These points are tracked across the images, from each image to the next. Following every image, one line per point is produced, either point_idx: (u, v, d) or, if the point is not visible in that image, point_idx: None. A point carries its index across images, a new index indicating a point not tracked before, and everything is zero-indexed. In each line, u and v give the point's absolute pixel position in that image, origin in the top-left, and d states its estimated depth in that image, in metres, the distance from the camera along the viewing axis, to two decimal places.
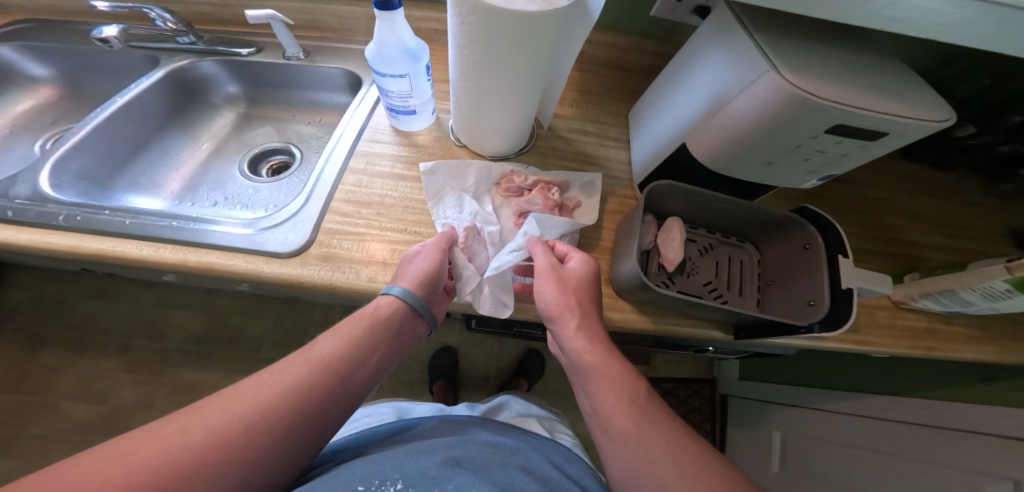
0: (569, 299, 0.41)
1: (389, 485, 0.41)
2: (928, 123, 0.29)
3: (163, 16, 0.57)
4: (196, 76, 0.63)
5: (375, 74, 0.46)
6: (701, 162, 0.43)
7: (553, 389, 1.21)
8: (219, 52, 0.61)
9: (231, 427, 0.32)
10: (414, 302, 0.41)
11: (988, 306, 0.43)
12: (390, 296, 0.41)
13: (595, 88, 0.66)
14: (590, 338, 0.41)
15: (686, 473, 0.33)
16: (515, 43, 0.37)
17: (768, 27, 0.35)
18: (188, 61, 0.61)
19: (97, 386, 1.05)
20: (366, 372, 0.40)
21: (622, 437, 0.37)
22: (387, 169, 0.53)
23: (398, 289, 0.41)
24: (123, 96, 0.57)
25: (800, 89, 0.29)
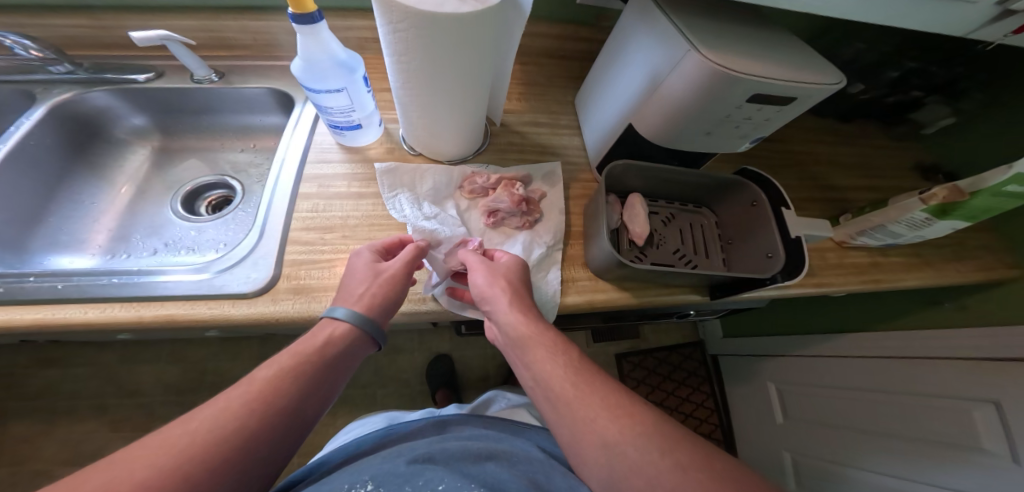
0: (497, 281, 0.41)
1: (358, 487, 0.38)
2: (832, 86, 0.32)
3: (23, 43, 0.49)
4: (89, 110, 0.57)
5: (309, 91, 0.43)
6: (646, 139, 0.44)
7: None
8: (110, 80, 0.55)
9: (165, 477, 0.26)
10: (367, 327, 0.38)
11: (916, 234, 0.48)
12: (338, 319, 0.38)
13: (538, 79, 0.67)
14: (523, 310, 0.39)
15: (627, 431, 0.31)
16: (448, 46, 0.37)
17: (685, 9, 0.37)
18: (73, 95, 0.55)
19: (69, 464, 0.96)
20: (316, 398, 0.36)
21: (566, 406, 0.34)
22: (344, 188, 0.51)
23: (346, 310, 0.38)
24: (6, 143, 0.50)
25: (718, 65, 0.31)
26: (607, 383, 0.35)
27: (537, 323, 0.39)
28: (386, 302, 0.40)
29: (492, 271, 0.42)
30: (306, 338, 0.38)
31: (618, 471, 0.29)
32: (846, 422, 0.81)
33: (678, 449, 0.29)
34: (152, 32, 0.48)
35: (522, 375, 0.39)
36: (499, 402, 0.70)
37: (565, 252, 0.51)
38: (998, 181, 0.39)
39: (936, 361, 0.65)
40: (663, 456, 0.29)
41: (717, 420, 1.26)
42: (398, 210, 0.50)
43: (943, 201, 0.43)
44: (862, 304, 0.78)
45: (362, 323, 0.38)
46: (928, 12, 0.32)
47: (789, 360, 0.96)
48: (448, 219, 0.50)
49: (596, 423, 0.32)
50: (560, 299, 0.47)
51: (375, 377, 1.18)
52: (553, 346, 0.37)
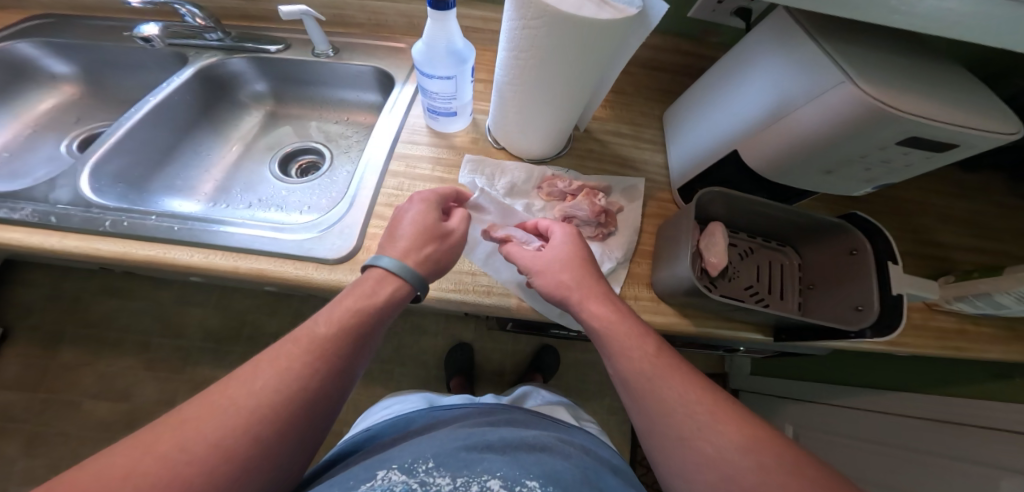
0: (562, 276, 0.40)
1: (420, 464, 0.40)
2: (1006, 136, 0.29)
3: (193, 12, 0.53)
4: (225, 73, 0.61)
5: (420, 75, 0.44)
6: (755, 169, 0.43)
7: (564, 383, 1.26)
8: (248, 49, 0.59)
9: (235, 438, 0.28)
10: (413, 279, 0.38)
11: (1021, 307, 0.45)
12: (390, 269, 0.38)
13: (626, 89, 0.67)
14: (596, 299, 0.39)
15: (706, 433, 0.31)
16: (578, 46, 0.36)
17: (834, 34, 0.35)
18: (217, 60, 0.59)
19: (124, 381, 1.05)
20: (360, 359, 0.36)
21: (653, 405, 0.34)
22: (427, 171, 0.52)
23: (400, 265, 0.38)
24: (158, 96, 0.55)
25: (876, 100, 0.29)
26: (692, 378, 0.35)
27: (627, 318, 0.38)
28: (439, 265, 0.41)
29: (572, 263, 0.41)
30: (353, 291, 0.37)
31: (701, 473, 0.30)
32: (875, 483, 0.77)
33: (765, 451, 0.29)
34: (294, 6, 0.51)
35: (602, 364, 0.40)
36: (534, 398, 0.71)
37: (631, 269, 0.51)
38: None
39: (987, 431, 0.61)
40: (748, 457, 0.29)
41: None
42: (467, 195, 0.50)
43: None
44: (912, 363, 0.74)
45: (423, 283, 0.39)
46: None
47: (823, 408, 0.92)
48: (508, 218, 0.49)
49: (676, 423, 0.33)
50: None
51: (398, 353, 1.23)
52: (626, 335, 0.37)
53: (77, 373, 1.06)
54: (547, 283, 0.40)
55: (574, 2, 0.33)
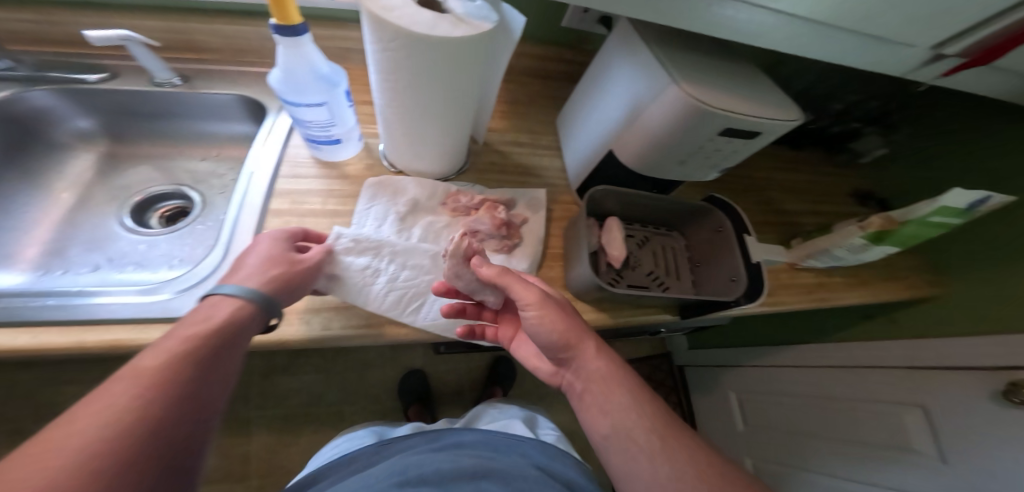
0: (578, 326, 0.40)
1: None
2: (790, 122, 0.36)
3: None
4: (27, 111, 0.53)
5: (286, 104, 0.41)
6: (627, 165, 0.46)
7: (523, 392, 1.24)
8: (54, 79, 0.51)
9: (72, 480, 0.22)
10: (255, 299, 0.34)
11: (856, 257, 0.54)
12: (232, 294, 0.34)
13: (521, 99, 0.69)
14: (606, 355, 0.41)
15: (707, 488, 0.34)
16: (444, 70, 0.36)
17: (666, 42, 0.40)
18: (10, 95, 0.50)
19: None
20: (222, 383, 0.32)
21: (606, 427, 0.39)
22: (316, 205, 0.47)
23: (244, 287, 0.35)
24: None
25: (696, 99, 0.34)
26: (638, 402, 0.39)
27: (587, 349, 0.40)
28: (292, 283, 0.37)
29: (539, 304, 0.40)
30: (186, 323, 0.32)
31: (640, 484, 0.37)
32: (800, 428, 0.87)
33: None
34: (110, 32, 0.45)
35: (599, 421, 0.40)
36: (490, 416, 0.72)
37: (543, 274, 0.51)
38: (923, 213, 0.44)
39: (877, 370, 0.72)
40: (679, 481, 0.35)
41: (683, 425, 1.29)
42: (358, 224, 0.47)
43: (878, 229, 0.48)
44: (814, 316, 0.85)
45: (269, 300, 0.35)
46: (872, 49, 0.38)
47: (749, 369, 1.02)
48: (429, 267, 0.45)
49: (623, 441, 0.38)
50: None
51: (344, 395, 1.10)
52: (631, 393, 0.40)
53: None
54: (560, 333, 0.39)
55: (426, 22, 0.32)
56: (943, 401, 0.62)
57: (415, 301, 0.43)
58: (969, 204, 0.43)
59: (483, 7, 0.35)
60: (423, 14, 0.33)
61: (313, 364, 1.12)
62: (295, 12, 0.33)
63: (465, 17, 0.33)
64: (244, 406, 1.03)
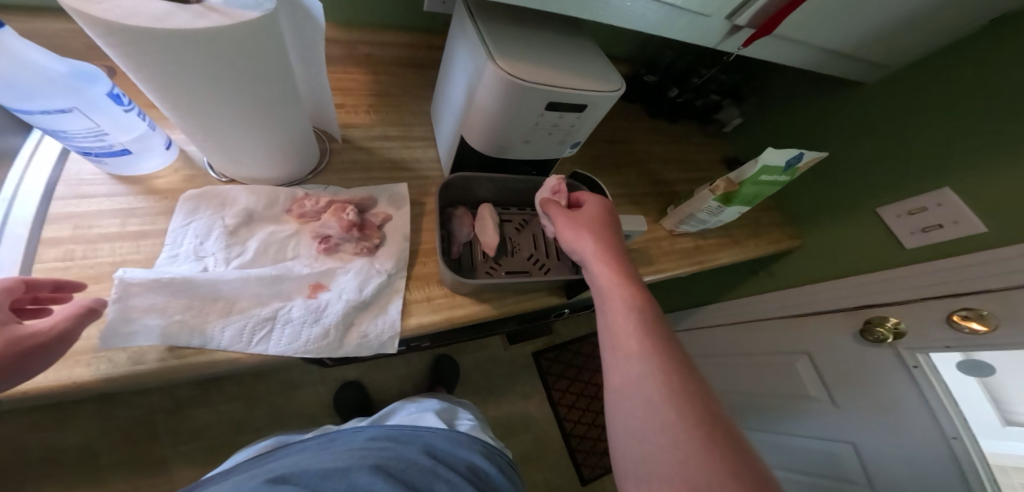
0: (591, 240, 0.39)
1: None
2: (612, 92, 0.36)
3: None
4: None
5: (20, 112, 0.33)
6: (482, 152, 0.45)
7: (471, 387, 1.16)
8: None
9: None
10: None
11: (717, 219, 0.57)
12: None
13: (391, 89, 0.65)
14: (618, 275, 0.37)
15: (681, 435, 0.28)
16: (212, 66, 0.30)
17: (491, 18, 0.39)
18: None
19: None
20: None
21: (629, 386, 0.32)
22: (114, 227, 0.40)
23: None
24: None
25: (509, 74, 0.33)
26: (686, 372, 0.32)
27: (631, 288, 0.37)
28: (8, 370, 0.27)
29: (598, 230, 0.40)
30: None
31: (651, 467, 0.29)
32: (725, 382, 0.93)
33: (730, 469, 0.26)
34: None
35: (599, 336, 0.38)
36: (403, 412, 0.64)
37: (413, 272, 0.48)
38: (751, 173, 0.47)
39: (769, 321, 0.81)
40: (704, 466, 0.26)
41: None
42: (175, 241, 0.40)
43: (725, 191, 0.50)
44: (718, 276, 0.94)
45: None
46: (679, 21, 0.40)
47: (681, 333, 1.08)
48: (275, 292, 0.40)
49: (641, 407, 0.31)
50: (398, 330, 0.43)
51: (272, 418, 0.91)
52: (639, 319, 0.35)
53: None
54: (574, 246, 0.40)
55: (152, 15, 0.26)
56: (822, 346, 0.70)
57: (260, 331, 0.37)
58: (788, 162, 0.47)
59: None
60: (155, 4, 0.27)
61: (229, 387, 0.90)
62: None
63: (220, 7, 0.28)
64: None
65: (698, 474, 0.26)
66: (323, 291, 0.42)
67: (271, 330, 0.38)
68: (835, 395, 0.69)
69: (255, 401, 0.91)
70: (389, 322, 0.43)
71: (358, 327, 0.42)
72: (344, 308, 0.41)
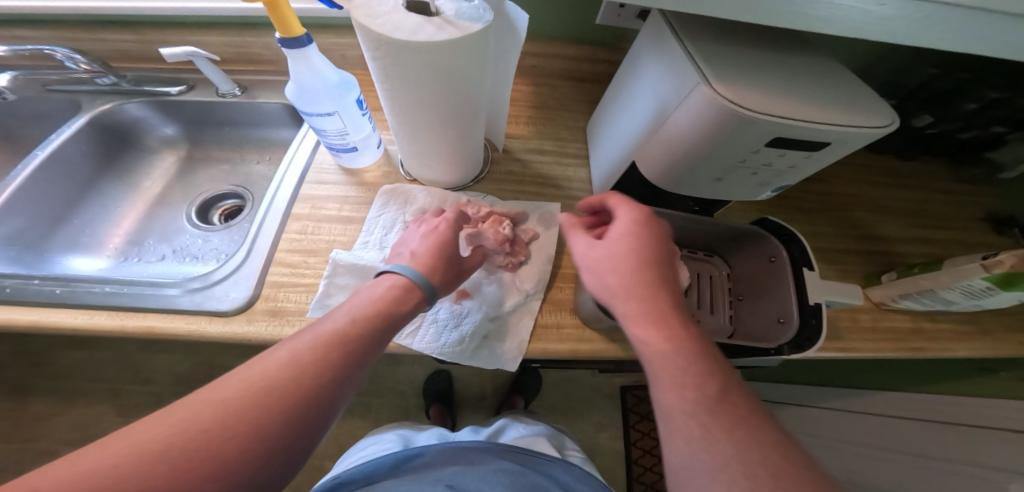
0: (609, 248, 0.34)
1: None
2: (872, 130, 0.27)
3: (74, 58, 0.53)
4: (126, 120, 0.62)
5: (303, 114, 0.42)
6: (654, 182, 0.40)
7: (548, 405, 1.14)
8: (146, 92, 0.60)
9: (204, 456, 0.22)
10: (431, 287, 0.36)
11: (971, 303, 0.41)
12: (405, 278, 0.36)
13: (551, 103, 0.65)
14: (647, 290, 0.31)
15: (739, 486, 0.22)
16: (436, 80, 0.33)
17: (702, 34, 0.34)
18: (112, 106, 0.60)
19: (34, 430, 0.92)
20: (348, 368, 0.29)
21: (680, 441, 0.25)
22: (334, 211, 0.49)
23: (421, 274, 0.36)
24: (45, 150, 0.55)
25: (730, 101, 0.28)
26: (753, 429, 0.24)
27: (663, 307, 0.31)
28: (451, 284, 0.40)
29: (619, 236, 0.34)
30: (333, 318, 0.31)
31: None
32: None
33: None
34: (183, 48, 0.52)
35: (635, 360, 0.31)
36: (513, 431, 0.67)
37: (551, 295, 0.47)
38: None
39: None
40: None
41: None
42: (368, 230, 0.48)
43: (1010, 271, 0.35)
44: (901, 364, 0.71)
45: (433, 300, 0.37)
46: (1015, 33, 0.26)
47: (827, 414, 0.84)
48: None
49: (717, 473, 0.23)
50: (524, 350, 0.43)
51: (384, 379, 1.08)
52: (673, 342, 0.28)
53: (39, 427, 0.93)
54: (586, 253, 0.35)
55: (410, 27, 0.29)
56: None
57: (413, 324, 0.43)
58: None
59: (479, 7, 0.32)
60: (410, 18, 0.30)
61: None
62: (295, 22, 0.34)
63: (454, 20, 0.30)
64: None
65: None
66: (467, 299, 0.46)
67: (420, 328, 0.43)
68: None
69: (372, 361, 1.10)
70: (516, 341, 0.43)
71: (491, 339, 0.44)
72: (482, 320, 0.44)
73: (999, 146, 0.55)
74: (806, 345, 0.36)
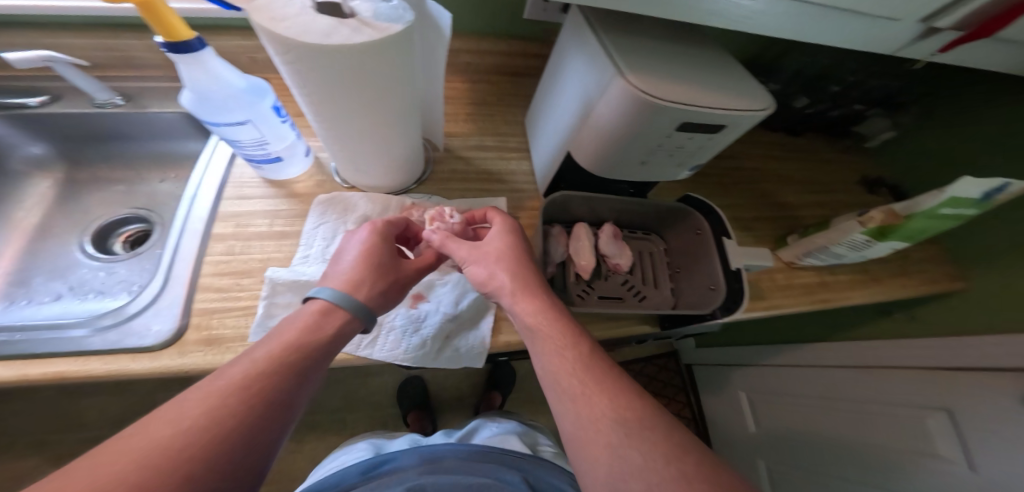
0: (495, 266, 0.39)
1: None
2: (757, 112, 0.32)
3: None
4: None
5: (209, 124, 0.38)
6: (588, 170, 0.43)
7: (524, 396, 1.16)
8: None
9: (176, 447, 0.24)
10: (348, 305, 0.35)
11: (857, 254, 0.48)
12: (324, 299, 0.35)
13: (488, 98, 0.66)
14: (532, 298, 0.37)
15: (629, 436, 0.28)
16: (359, 84, 0.32)
17: (616, 28, 0.36)
18: None
19: None
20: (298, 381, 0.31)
21: (575, 405, 0.31)
22: (264, 227, 0.46)
23: (338, 294, 0.35)
24: None
25: (642, 90, 0.30)
26: (627, 385, 0.32)
27: (565, 324, 0.36)
28: (388, 298, 0.39)
29: (506, 256, 0.40)
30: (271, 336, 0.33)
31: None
32: (810, 431, 0.79)
33: (683, 458, 0.27)
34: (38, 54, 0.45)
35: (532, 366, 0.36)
36: (485, 430, 0.69)
37: None
38: (929, 205, 0.38)
39: (898, 372, 0.66)
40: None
41: (692, 415, 1.21)
42: (307, 243, 0.45)
43: (880, 224, 0.42)
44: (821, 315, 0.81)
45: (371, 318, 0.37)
46: (851, 25, 0.31)
47: (763, 370, 0.93)
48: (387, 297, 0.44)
49: (618, 446, 0.28)
50: (487, 345, 0.44)
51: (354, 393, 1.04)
52: (560, 336, 0.35)
53: None
54: (481, 275, 0.40)
55: (321, 30, 0.28)
56: (973, 404, 0.55)
57: (369, 334, 0.42)
58: (986, 193, 0.37)
59: (399, 7, 0.31)
60: (321, 21, 0.28)
61: None
62: (181, 27, 0.30)
63: (371, 21, 0.29)
64: None
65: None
66: (423, 302, 0.46)
67: (378, 336, 0.42)
68: (977, 457, 0.54)
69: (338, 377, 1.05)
70: (478, 338, 0.44)
71: (452, 340, 0.44)
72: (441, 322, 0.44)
73: (864, 120, 0.65)
74: (733, 310, 0.40)
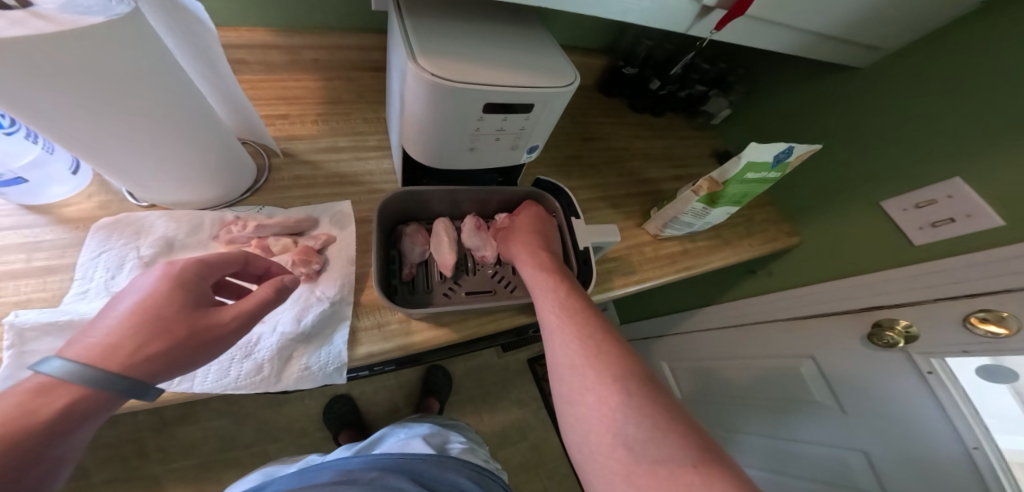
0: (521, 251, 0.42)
1: None
2: (559, 88, 0.31)
3: None
4: None
5: None
6: (425, 164, 0.39)
7: (461, 399, 1.11)
8: None
9: None
10: (95, 383, 0.23)
11: (704, 221, 0.52)
12: (53, 375, 0.23)
13: (345, 96, 0.59)
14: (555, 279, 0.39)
15: (620, 409, 0.29)
16: (71, 88, 0.25)
17: (417, 10, 0.34)
18: None
19: None
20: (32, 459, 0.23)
21: (574, 381, 0.32)
22: (18, 263, 0.37)
23: (76, 368, 0.23)
24: None
25: (433, 74, 0.28)
26: (632, 363, 0.32)
27: (580, 306, 0.36)
28: (181, 361, 0.26)
29: (528, 240, 0.43)
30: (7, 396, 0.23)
31: (608, 456, 0.28)
32: (722, 387, 0.86)
33: (668, 431, 0.27)
34: None
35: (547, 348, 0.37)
36: (392, 438, 0.63)
37: (358, 299, 0.43)
38: (735, 171, 0.42)
39: (770, 325, 0.73)
40: (657, 443, 0.27)
41: None
42: (85, 276, 0.36)
43: (708, 192, 0.46)
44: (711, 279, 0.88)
45: (142, 392, 0.25)
46: None
47: (676, 337, 0.99)
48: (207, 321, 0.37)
49: (608, 417, 0.29)
50: (344, 360, 0.39)
51: (262, 434, 0.90)
52: (577, 315, 0.36)
53: None
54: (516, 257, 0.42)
55: None
56: (831, 349, 0.62)
57: None
58: (776, 157, 0.42)
59: None
60: None
61: (215, 403, 0.89)
62: None
63: (52, 14, 0.23)
64: (140, 464, 0.80)
65: (654, 451, 0.26)
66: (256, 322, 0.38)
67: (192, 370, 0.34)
68: (844, 401, 0.61)
69: (243, 416, 0.91)
70: (328, 353, 0.38)
71: (298, 360, 0.38)
72: (279, 342, 0.37)
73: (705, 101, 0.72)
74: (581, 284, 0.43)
